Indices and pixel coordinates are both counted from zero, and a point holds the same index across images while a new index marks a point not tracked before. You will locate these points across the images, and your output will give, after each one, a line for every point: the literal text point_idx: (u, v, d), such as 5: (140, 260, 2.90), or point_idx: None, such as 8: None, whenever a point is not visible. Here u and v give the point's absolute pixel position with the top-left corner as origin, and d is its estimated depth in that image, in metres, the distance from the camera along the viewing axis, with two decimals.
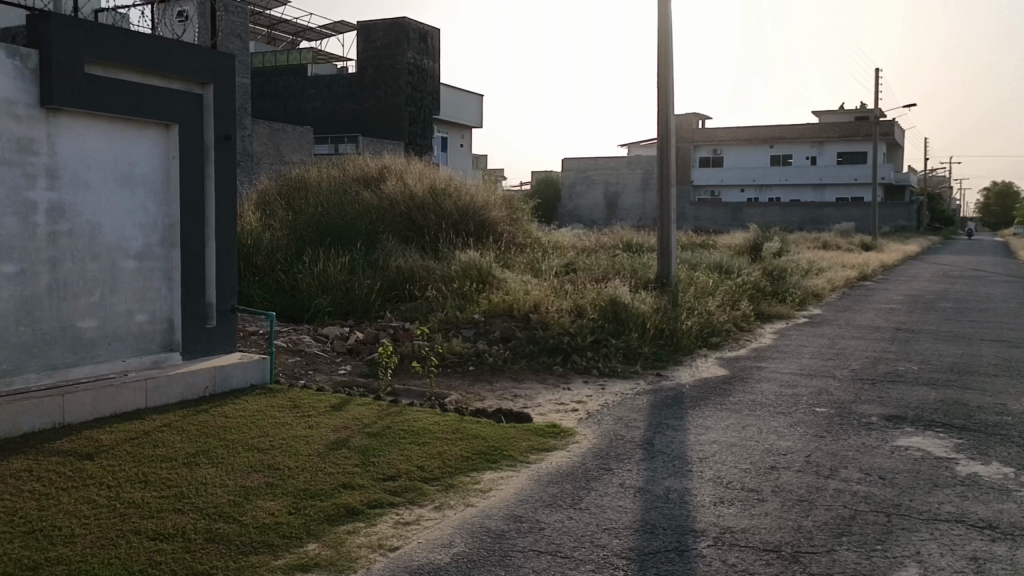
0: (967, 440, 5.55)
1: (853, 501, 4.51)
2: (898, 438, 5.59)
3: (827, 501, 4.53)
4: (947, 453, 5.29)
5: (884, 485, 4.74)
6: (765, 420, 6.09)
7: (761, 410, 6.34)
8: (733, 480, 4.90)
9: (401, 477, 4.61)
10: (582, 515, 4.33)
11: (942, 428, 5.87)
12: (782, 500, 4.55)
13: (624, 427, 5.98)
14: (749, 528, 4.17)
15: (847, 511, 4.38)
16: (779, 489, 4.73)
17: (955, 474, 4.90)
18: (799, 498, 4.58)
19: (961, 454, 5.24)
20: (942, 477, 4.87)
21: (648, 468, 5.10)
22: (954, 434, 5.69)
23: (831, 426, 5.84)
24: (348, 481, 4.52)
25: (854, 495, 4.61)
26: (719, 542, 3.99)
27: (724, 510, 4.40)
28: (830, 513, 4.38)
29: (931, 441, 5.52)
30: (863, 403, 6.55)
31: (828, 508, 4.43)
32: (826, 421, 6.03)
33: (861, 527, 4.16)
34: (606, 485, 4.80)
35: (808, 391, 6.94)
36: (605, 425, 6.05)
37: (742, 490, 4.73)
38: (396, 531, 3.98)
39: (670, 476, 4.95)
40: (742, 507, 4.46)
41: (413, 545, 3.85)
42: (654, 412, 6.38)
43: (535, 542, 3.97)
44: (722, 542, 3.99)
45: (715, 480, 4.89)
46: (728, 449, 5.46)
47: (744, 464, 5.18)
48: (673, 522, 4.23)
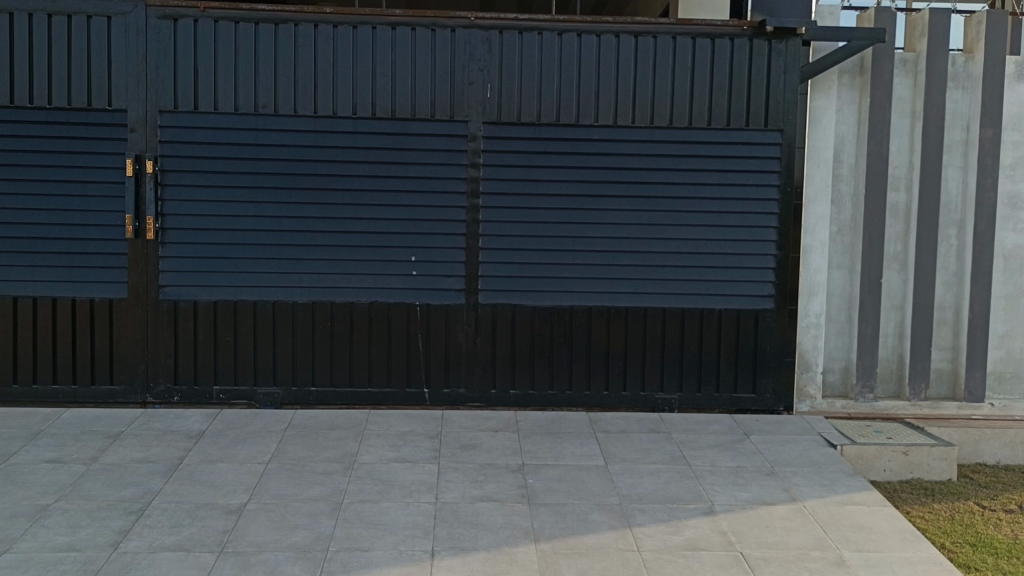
0: (985, 495, 5.52)
1: (812, 528, 4.62)
2: (934, 505, 5.26)
3: (787, 524, 4.66)
4: (955, 504, 5.30)
5: (860, 513, 4.81)
6: (790, 426, 6.24)
7: (799, 347, 6.51)
8: (710, 492, 5.06)
9: (415, 489, 5.00)
10: (540, 514, 4.71)
11: (969, 477, 5.85)
12: (743, 519, 4.72)
13: (645, 418, 6.32)
14: (692, 543, 4.41)
15: (801, 538, 4.50)
16: (750, 507, 4.87)
17: (966, 556, 4.50)
18: (763, 519, 4.73)
19: (993, 534, 4.84)
20: (943, 552, 4.51)
21: (637, 472, 5.34)
22: (976, 485, 5.70)
23: (874, 483, 5.64)
24: (363, 487, 5.01)
25: (820, 521, 4.70)
26: (654, 553, 4.29)
27: (695, 549, 4.35)
28: (800, 562, 4.22)
29: (965, 512, 5.16)
30: (912, 382, 6.58)
31: (782, 532, 4.56)
32: (854, 429, 6.13)
33: (800, 556, 4.30)
34: (585, 486, 5.10)
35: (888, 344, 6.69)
36: (631, 362, 6.44)
37: (713, 503, 4.91)
38: (371, 537, 4.38)
39: (653, 483, 5.18)
40: (703, 520, 4.68)
41: (379, 552, 4.21)
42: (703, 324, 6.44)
43: (489, 561, 4.17)
44: (655, 554, 4.28)
45: (693, 491, 5.07)
46: (731, 458, 5.62)
47: (735, 477, 5.30)
48: (623, 531, 4.53)
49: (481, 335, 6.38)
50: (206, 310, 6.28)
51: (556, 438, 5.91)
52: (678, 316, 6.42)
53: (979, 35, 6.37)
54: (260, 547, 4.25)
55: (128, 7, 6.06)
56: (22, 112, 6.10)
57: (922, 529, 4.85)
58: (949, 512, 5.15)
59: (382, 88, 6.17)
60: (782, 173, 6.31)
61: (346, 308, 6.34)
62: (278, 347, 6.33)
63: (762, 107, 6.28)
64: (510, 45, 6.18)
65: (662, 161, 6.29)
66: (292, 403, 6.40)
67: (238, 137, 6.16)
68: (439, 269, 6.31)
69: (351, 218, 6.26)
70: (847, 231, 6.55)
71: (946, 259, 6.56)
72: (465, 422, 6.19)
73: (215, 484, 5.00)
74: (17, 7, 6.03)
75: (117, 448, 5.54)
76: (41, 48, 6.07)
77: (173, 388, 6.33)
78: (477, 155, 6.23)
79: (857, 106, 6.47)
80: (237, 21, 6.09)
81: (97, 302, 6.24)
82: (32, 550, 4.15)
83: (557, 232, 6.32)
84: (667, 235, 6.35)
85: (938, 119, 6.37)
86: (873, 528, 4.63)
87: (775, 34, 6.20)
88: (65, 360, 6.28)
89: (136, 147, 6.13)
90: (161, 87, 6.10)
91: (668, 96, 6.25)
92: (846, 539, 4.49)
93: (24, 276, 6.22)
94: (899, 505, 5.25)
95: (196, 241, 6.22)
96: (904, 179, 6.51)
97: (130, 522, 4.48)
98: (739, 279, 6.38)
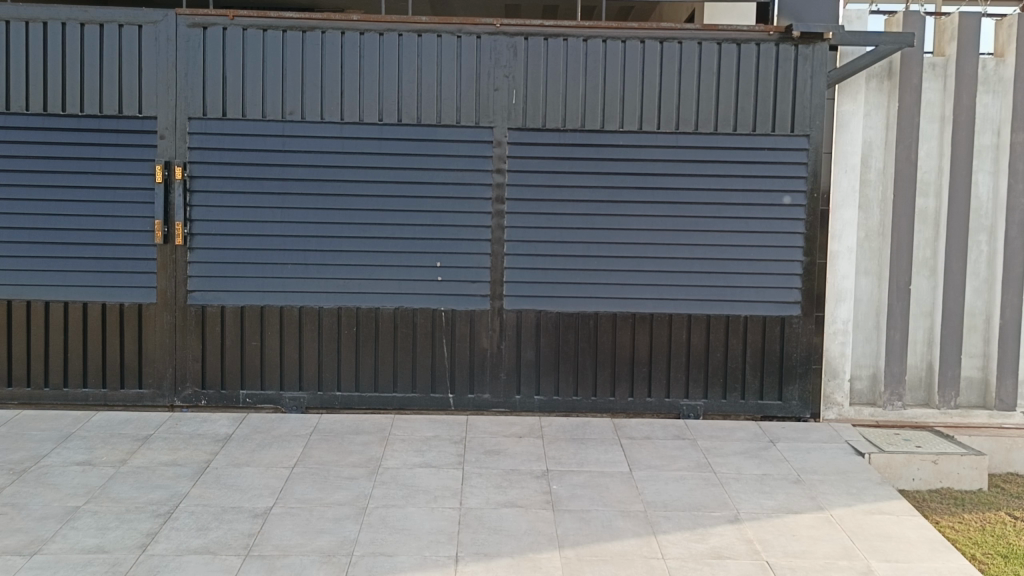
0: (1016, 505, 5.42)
1: (838, 536, 4.58)
2: (964, 515, 5.18)
3: (813, 532, 4.62)
4: (984, 515, 5.21)
5: (886, 522, 4.76)
6: (816, 434, 6.18)
7: (825, 353, 6.46)
8: (735, 499, 5.03)
9: (439, 494, 5.01)
10: (562, 520, 4.71)
11: (999, 487, 5.75)
12: (768, 526, 4.68)
13: (669, 426, 6.28)
14: (715, 550, 4.39)
15: (826, 546, 4.46)
16: (775, 514, 4.84)
17: (997, 568, 4.43)
18: (788, 526, 4.69)
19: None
20: (974, 564, 4.44)
21: (661, 479, 5.32)
22: (1005, 495, 5.60)
23: (902, 492, 5.57)
24: (388, 492, 5.03)
25: (845, 530, 4.66)
26: (676, 561, 4.27)
27: (719, 557, 4.31)
28: (827, 572, 4.17)
29: (995, 523, 5.08)
30: (941, 389, 6.50)
31: (807, 540, 4.52)
32: (881, 438, 6.05)
33: (825, 564, 4.26)
34: (608, 493, 5.08)
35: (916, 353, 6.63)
36: (656, 368, 6.42)
37: (738, 510, 4.88)
38: (395, 542, 4.39)
39: (677, 489, 5.15)
40: (728, 527, 4.65)
41: (403, 557, 4.22)
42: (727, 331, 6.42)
43: (513, 568, 4.16)
44: (677, 561, 4.26)
45: (717, 497, 5.05)
46: (756, 465, 5.58)
47: (760, 484, 5.26)
48: (646, 538, 4.51)
49: (506, 341, 6.38)
50: (233, 315, 6.35)
51: (581, 444, 5.90)
52: (703, 322, 6.39)
53: (1010, 37, 6.28)
54: (285, 550, 4.28)
55: (158, 15, 6.13)
56: (55, 119, 6.20)
57: (951, 539, 4.77)
58: (979, 523, 5.07)
59: (408, 94, 6.21)
60: (810, 179, 6.26)
61: (371, 313, 6.37)
62: (304, 352, 6.38)
63: (789, 112, 6.24)
64: (535, 50, 6.19)
65: (688, 167, 6.27)
66: (317, 407, 6.44)
67: (266, 144, 6.22)
68: (463, 274, 6.33)
69: (377, 224, 6.31)
70: (875, 237, 6.50)
71: (977, 265, 6.48)
72: (489, 428, 6.20)
73: (241, 488, 5.04)
74: (50, 16, 6.13)
75: (146, 451, 5.61)
76: (74, 56, 6.16)
77: (199, 392, 6.40)
78: (502, 160, 6.24)
79: (885, 110, 6.40)
80: (265, 28, 6.14)
81: (126, 307, 6.32)
82: (62, 551, 4.21)
83: (582, 237, 6.32)
84: (692, 241, 6.32)
85: (968, 123, 6.29)
86: (901, 538, 4.57)
87: (802, 39, 6.16)
88: (95, 364, 6.37)
89: (165, 153, 6.21)
90: (190, 94, 6.18)
91: (694, 101, 6.23)
92: (874, 549, 4.43)
93: (54, 281, 6.32)
94: (928, 514, 5.19)
95: (223, 247, 6.28)
96: (933, 184, 6.44)
97: (158, 525, 4.53)
98: (764, 285, 6.34)
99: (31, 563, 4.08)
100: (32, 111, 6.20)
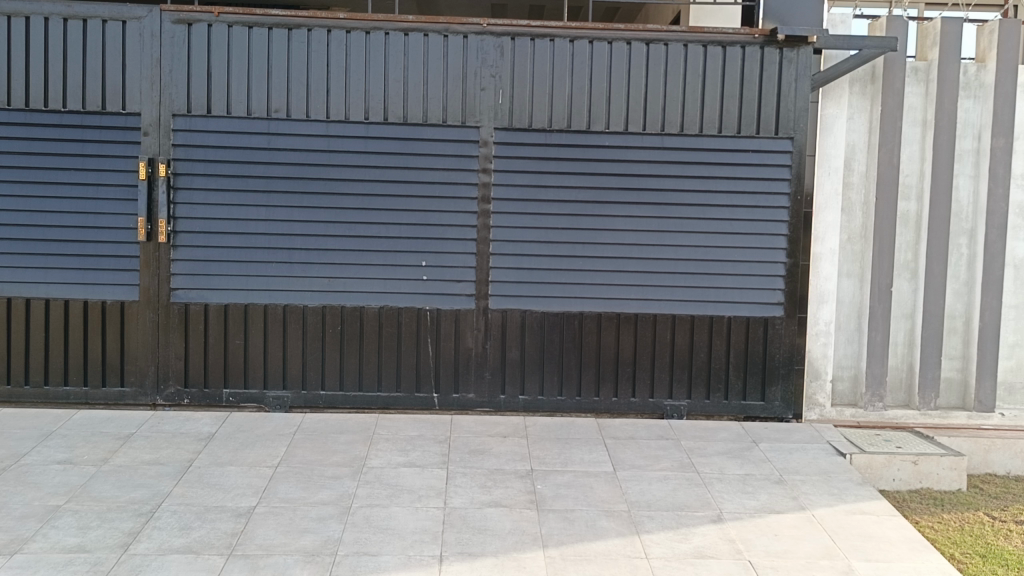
0: (994, 505, 5.50)
1: (820, 535, 4.63)
2: (944, 515, 5.24)
3: (795, 532, 4.66)
4: (963, 514, 5.29)
5: (869, 521, 4.81)
6: (797, 434, 6.23)
7: (809, 353, 6.50)
8: (719, 499, 5.07)
9: (424, 494, 5.01)
10: (547, 519, 4.72)
11: (979, 488, 5.82)
12: (751, 525, 4.73)
13: (652, 427, 6.31)
14: (700, 549, 4.41)
15: (807, 544, 4.51)
16: (759, 513, 4.88)
17: (976, 567, 4.47)
18: (771, 525, 4.73)
19: (1003, 545, 4.81)
20: (954, 564, 4.48)
21: (645, 479, 5.35)
22: (983, 495, 5.68)
23: (883, 492, 5.62)
24: (371, 492, 5.02)
25: (826, 529, 4.71)
26: (660, 558, 4.30)
27: (702, 557, 4.33)
28: (809, 571, 4.21)
29: (975, 523, 5.15)
30: (925, 391, 6.54)
31: (789, 539, 4.56)
32: (862, 439, 6.11)
33: (807, 563, 4.30)
34: (594, 492, 5.11)
35: (899, 355, 6.69)
36: (642, 370, 6.45)
37: (721, 509, 4.92)
38: (380, 542, 4.39)
39: (661, 489, 5.19)
40: (712, 526, 4.69)
41: (387, 557, 4.22)
42: (714, 333, 6.43)
43: (497, 567, 4.17)
44: (661, 559, 4.29)
45: (699, 497, 5.09)
46: (739, 465, 5.63)
47: (745, 484, 5.30)
48: (631, 537, 4.53)
49: (490, 340, 6.39)
50: (217, 312, 6.32)
51: (565, 443, 5.92)
52: (688, 322, 6.43)
53: (991, 43, 6.36)
54: (268, 550, 4.26)
55: (143, 11, 6.09)
56: (38, 115, 6.15)
57: (931, 540, 4.82)
58: (959, 523, 5.13)
59: (395, 92, 6.20)
60: (793, 182, 6.30)
61: (355, 312, 6.36)
62: (288, 351, 6.36)
63: (773, 115, 6.28)
64: (522, 51, 6.20)
65: (673, 168, 6.30)
66: (301, 406, 6.43)
67: (251, 141, 6.19)
68: (449, 273, 6.33)
69: (363, 223, 6.30)
70: (857, 239, 6.58)
71: (957, 268, 6.57)
72: (474, 427, 6.21)
73: (224, 487, 5.02)
74: (33, 11, 6.07)
75: (128, 450, 5.57)
76: (57, 50, 6.11)
77: (182, 390, 6.36)
78: (488, 160, 6.24)
79: (868, 114, 6.48)
80: (251, 25, 6.11)
81: (108, 304, 6.27)
82: (43, 551, 4.17)
83: (567, 238, 6.33)
84: (677, 242, 6.35)
85: (950, 127, 6.34)
86: (882, 537, 4.61)
87: (786, 42, 6.20)
88: (76, 363, 6.32)
89: (149, 150, 6.16)
90: (175, 90, 6.14)
91: (679, 102, 6.26)
92: (855, 549, 4.47)
93: (35, 277, 6.26)
94: (909, 514, 5.25)
95: (207, 245, 6.24)
96: (915, 187, 6.53)
97: (140, 524, 4.50)
98: (748, 286, 6.39)
99: (10, 563, 4.04)
100: (13, 106, 6.14)
